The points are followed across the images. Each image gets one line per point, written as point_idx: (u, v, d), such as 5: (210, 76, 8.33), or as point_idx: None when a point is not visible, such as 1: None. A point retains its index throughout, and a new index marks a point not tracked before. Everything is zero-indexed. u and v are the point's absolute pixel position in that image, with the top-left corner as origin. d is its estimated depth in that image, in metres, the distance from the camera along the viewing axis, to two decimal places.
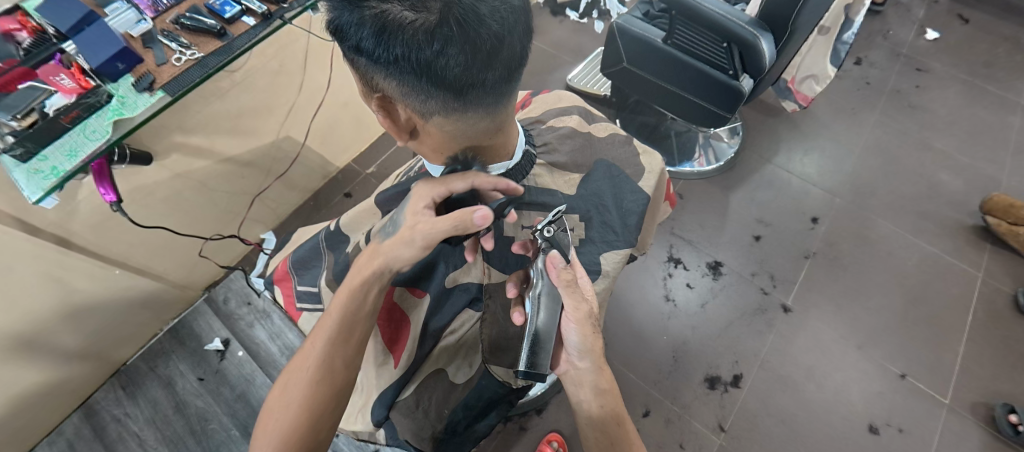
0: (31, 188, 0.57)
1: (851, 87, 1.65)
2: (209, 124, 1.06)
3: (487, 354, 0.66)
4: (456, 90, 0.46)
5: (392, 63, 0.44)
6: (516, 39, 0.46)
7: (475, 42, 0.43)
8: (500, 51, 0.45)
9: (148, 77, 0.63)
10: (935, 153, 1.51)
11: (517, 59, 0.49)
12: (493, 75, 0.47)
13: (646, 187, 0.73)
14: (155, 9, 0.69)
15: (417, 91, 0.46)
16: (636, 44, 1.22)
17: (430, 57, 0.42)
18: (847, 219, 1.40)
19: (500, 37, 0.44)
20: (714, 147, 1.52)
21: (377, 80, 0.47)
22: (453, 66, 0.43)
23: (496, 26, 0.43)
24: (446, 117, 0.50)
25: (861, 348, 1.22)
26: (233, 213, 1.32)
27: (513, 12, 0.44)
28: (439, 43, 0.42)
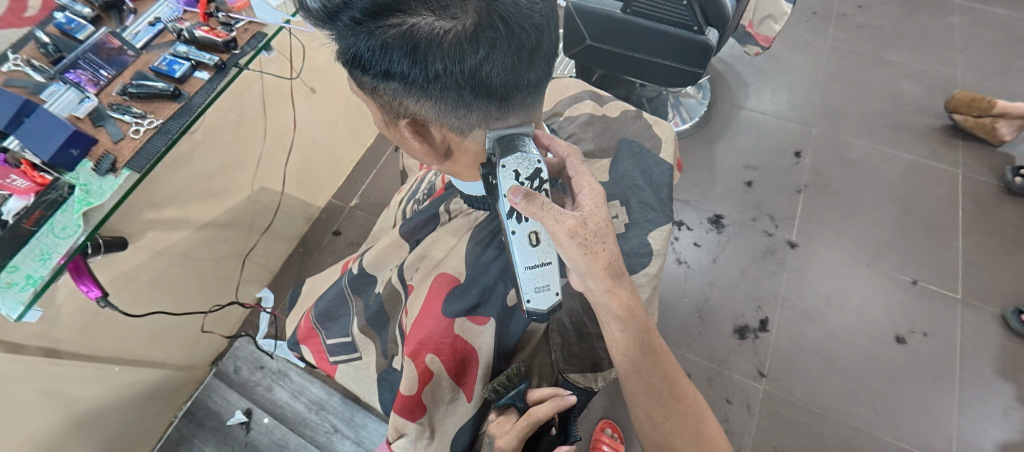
0: (9, 305, 0.53)
1: (800, 20, 1.69)
2: (179, 193, 0.99)
3: (562, 364, 0.65)
4: (500, 95, 0.46)
5: (432, 81, 0.43)
6: (552, 32, 0.47)
7: (519, 40, 0.42)
8: (539, 46, 0.45)
9: (108, 157, 0.58)
10: (892, 66, 1.57)
11: (552, 55, 0.49)
12: (532, 74, 0.47)
13: (668, 157, 0.73)
14: (97, 84, 0.62)
15: (459, 105, 0.46)
16: (595, 19, 1.21)
17: (475, 65, 0.42)
18: (828, 146, 1.44)
19: (540, 29, 0.44)
20: (686, 105, 1.53)
21: (411, 104, 0.46)
22: (497, 71, 0.43)
23: (537, 19, 0.43)
24: (486, 127, 0.50)
25: (870, 266, 1.26)
26: (224, 279, 1.25)
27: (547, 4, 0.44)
28: (484, 48, 0.41)
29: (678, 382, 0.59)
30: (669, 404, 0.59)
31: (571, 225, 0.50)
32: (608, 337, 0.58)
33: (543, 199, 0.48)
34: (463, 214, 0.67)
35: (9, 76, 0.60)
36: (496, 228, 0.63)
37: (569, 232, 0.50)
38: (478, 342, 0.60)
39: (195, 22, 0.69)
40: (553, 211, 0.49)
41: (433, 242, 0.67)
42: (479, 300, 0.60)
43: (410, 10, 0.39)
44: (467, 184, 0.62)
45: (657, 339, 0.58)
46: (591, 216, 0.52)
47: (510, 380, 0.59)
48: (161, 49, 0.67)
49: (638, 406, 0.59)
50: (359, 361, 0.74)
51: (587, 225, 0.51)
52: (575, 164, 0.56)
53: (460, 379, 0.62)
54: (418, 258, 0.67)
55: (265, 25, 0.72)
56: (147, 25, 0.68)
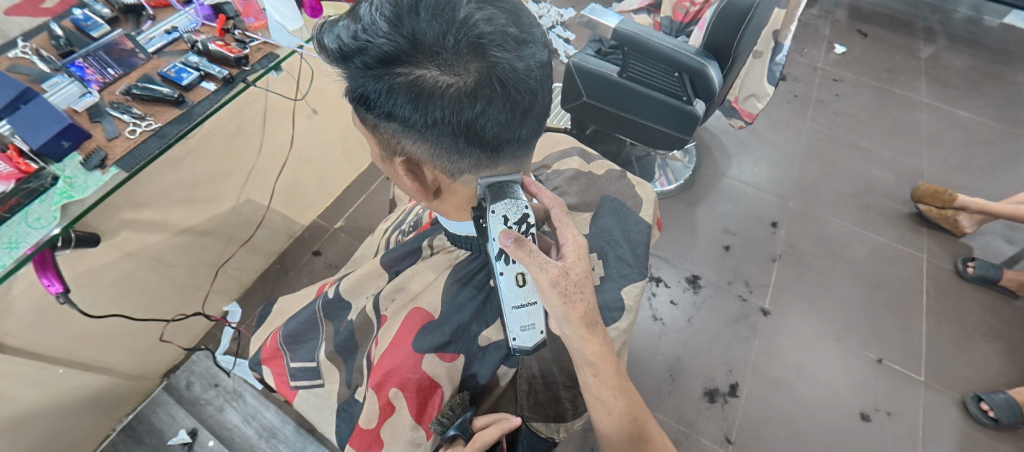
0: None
1: (782, 100, 1.81)
2: (162, 195, 0.99)
3: (527, 411, 0.65)
4: (492, 146, 0.48)
5: (430, 126, 0.45)
6: (545, 95, 0.50)
7: (513, 100, 0.45)
8: (530, 107, 0.48)
9: (99, 153, 0.58)
10: (864, 152, 1.67)
11: (543, 115, 0.52)
12: (522, 130, 0.49)
13: (647, 217, 0.75)
14: (103, 80, 0.64)
15: (453, 151, 0.48)
16: (594, 78, 1.29)
17: (472, 117, 0.44)
18: (803, 220, 1.51)
19: (534, 93, 0.47)
20: (672, 167, 1.61)
21: (408, 144, 0.48)
22: (492, 124, 0.45)
23: (531, 84, 0.46)
24: (477, 173, 0.52)
25: (838, 340, 1.29)
26: (193, 288, 1.22)
27: (544, 70, 0.48)
28: (480, 103, 0.43)
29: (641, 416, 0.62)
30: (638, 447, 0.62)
31: (553, 274, 0.50)
32: (596, 411, 0.59)
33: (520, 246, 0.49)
34: (445, 250, 0.67)
35: (15, 62, 0.62)
36: (478, 267, 0.64)
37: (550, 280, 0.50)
38: (444, 379, 0.60)
39: (211, 35, 0.73)
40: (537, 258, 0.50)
41: (413, 275, 0.67)
42: (450, 337, 0.60)
43: (417, 62, 0.42)
44: (454, 222, 0.62)
45: (642, 409, 0.61)
46: (572, 267, 0.52)
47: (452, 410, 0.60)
48: (173, 56, 0.70)
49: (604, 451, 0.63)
50: (322, 389, 0.70)
51: (568, 274, 0.52)
52: (559, 215, 0.57)
53: (421, 416, 0.61)
54: (395, 290, 0.67)
55: (278, 47, 0.76)
56: (164, 33, 0.72)
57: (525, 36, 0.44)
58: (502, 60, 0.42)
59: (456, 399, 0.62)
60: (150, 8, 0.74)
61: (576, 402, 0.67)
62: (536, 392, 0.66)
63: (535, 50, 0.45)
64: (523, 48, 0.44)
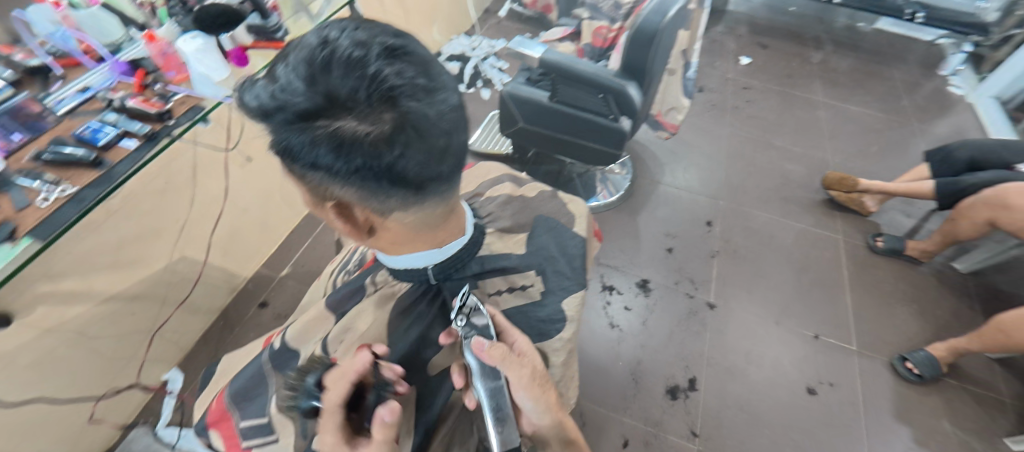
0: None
1: (702, 110, 1.97)
2: (84, 262, 0.93)
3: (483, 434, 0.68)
4: (416, 185, 0.50)
5: (353, 172, 0.46)
6: (459, 134, 0.51)
7: (430, 142, 0.47)
8: (449, 146, 0.50)
9: (9, 224, 0.57)
10: (778, 149, 1.84)
11: (464, 150, 0.54)
12: (445, 168, 0.51)
13: (581, 231, 0.79)
14: (9, 148, 0.64)
15: (379, 193, 0.49)
16: (526, 104, 1.35)
17: (391, 162, 0.45)
18: (733, 216, 1.63)
19: (449, 133, 0.48)
20: (612, 180, 1.69)
21: (336, 190, 0.49)
22: (412, 167, 0.47)
23: (446, 126, 0.47)
24: (406, 210, 0.53)
25: (779, 323, 1.38)
26: (126, 358, 1.13)
27: (457, 112, 0.49)
28: (397, 148, 0.45)
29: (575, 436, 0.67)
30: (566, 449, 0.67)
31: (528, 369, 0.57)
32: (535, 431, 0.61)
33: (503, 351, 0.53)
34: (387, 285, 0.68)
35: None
36: (419, 297, 0.65)
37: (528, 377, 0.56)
38: (399, 414, 0.59)
39: (129, 92, 0.75)
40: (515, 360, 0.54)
41: (359, 313, 0.66)
42: (400, 369, 0.59)
43: (335, 115, 0.44)
44: (391, 258, 0.65)
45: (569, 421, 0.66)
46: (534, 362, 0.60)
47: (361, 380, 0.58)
48: (88, 115, 0.71)
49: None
50: (275, 444, 0.66)
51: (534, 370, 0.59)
52: (503, 319, 0.62)
53: None
54: (342, 331, 0.65)
55: (203, 98, 0.78)
56: (76, 93, 0.73)
57: (435, 83, 0.46)
58: (413, 107, 0.44)
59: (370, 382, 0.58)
60: (59, 69, 0.76)
61: None
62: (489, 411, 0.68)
63: (447, 95, 0.47)
64: (435, 95, 0.46)
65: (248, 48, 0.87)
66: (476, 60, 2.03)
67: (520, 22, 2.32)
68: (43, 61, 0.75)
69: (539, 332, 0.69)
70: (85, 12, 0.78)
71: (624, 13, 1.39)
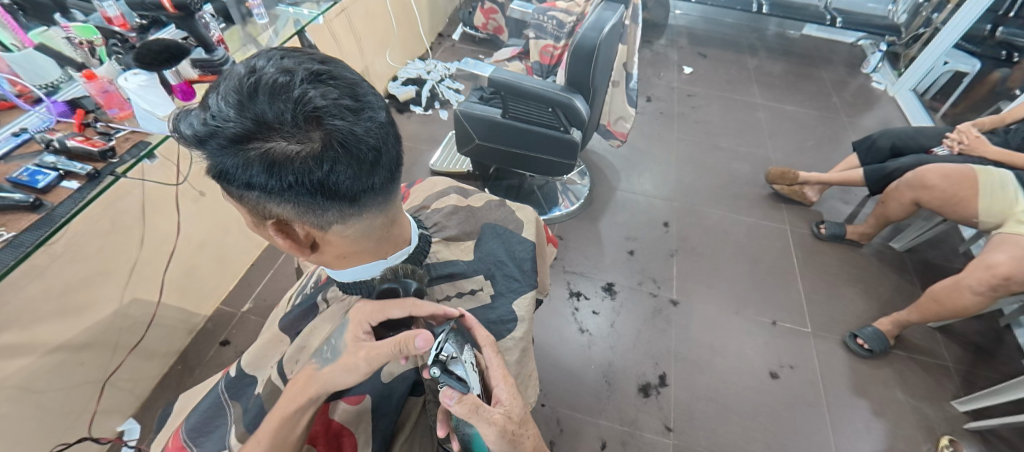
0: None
1: (651, 118, 2.07)
2: (26, 311, 0.89)
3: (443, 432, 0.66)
4: (350, 198, 0.52)
5: (287, 189, 0.48)
6: (391, 149, 0.54)
7: (359, 157, 0.49)
8: (381, 160, 0.52)
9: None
10: (724, 150, 1.95)
11: (398, 163, 0.56)
12: (379, 180, 0.53)
13: (530, 235, 0.82)
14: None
15: (315, 208, 0.51)
16: (480, 121, 1.40)
17: (322, 177, 0.48)
18: (688, 216, 1.70)
19: (378, 148, 0.51)
20: (573, 189, 1.75)
21: (273, 207, 0.51)
22: (344, 181, 0.49)
23: (374, 142, 0.50)
24: (345, 223, 0.55)
25: (739, 313, 1.44)
26: (77, 412, 1.07)
27: (386, 128, 0.52)
28: (327, 164, 0.47)
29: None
30: None
31: (499, 423, 0.53)
32: None
33: (475, 401, 0.51)
34: (339, 300, 0.70)
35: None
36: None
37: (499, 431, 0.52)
38: (354, 423, 0.61)
39: (69, 132, 0.74)
40: (487, 412, 0.51)
41: (313, 332, 0.68)
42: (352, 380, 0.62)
43: (266, 138, 0.46)
44: (340, 272, 0.65)
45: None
46: (512, 410, 0.55)
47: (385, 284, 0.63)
48: (25, 158, 0.70)
49: None
50: None
51: (511, 417, 0.54)
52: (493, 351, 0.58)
53: None
54: (297, 350, 0.67)
55: (148, 134, 0.79)
56: (11, 136, 0.72)
57: (362, 102, 0.49)
58: (339, 126, 0.47)
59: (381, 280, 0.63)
60: None
61: None
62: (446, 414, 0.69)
63: (374, 112, 0.50)
64: (361, 114, 0.48)
65: (194, 81, 0.85)
66: (432, 83, 2.06)
67: (473, 45, 2.39)
68: None
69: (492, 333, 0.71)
70: (17, 53, 0.78)
71: (567, 31, 1.43)
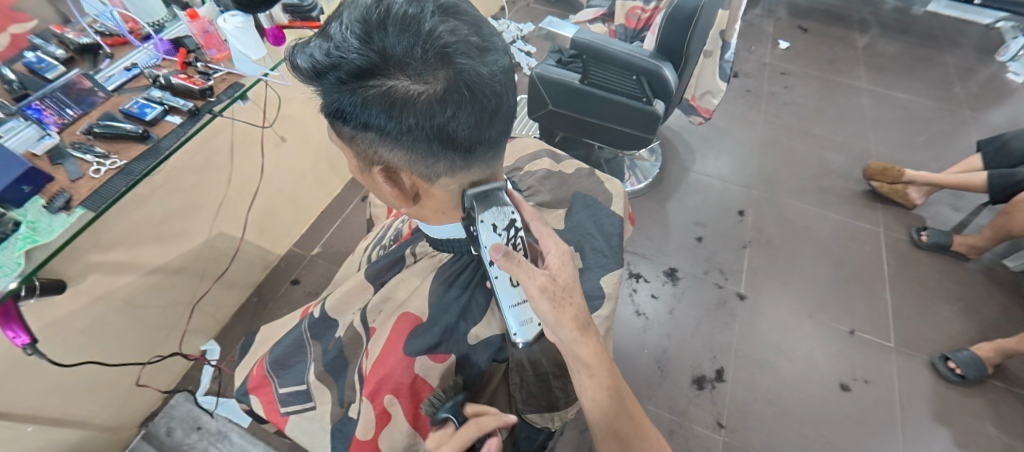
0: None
1: (736, 96, 1.91)
2: (131, 235, 0.98)
3: (522, 404, 0.64)
4: (465, 148, 0.49)
5: (405, 133, 0.46)
6: (508, 98, 0.51)
7: (481, 103, 0.46)
8: (498, 109, 0.49)
9: (63, 195, 0.62)
10: (817, 138, 1.77)
11: (509, 115, 0.53)
12: (492, 131, 0.51)
13: (619, 210, 0.76)
14: (61, 121, 0.67)
15: (428, 156, 0.49)
16: (556, 87, 1.34)
17: (443, 122, 0.45)
18: (766, 206, 1.58)
19: (499, 95, 0.48)
20: (640, 167, 1.66)
21: (385, 152, 0.49)
22: (463, 128, 0.47)
23: (496, 87, 0.47)
24: (453, 175, 0.53)
25: (812, 316, 1.34)
26: (169, 329, 1.18)
27: (506, 75, 0.49)
28: (450, 108, 0.45)
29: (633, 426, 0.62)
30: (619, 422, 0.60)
31: (540, 281, 0.51)
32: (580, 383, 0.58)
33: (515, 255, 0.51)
34: (428, 256, 0.67)
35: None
36: (462, 268, 0.64)
37: (540, 287, 0.51)
38: (437, 380, 0.59)
39: (173, 69, 0.77)
40: (526, 267, 0.51)
41: (399, 284, 0.67)
42: (439, 339, 0.59)
43: (389, 75, 0.43)
44: (433, 228, 0.63)
45: (622, 388, 0.60)
46: (558, 275, 0.54)
47: (444, 393, 0.57)
48: (134, 91, 0.74)
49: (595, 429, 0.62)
50: (312, 412, 0.68)
51: (556, 281, 0.53)
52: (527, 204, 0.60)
53: (417, 420, 0.59)
54: (383, 300, 0.66)
55: (242, 76, 0.80)
56: (123, 70, 0.76)
57: (486, 43, 0.46)
58: (468, 66, 0.44)
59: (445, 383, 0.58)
60: (107, 47, 0.78)
61: (568, 391, 0.65)
62: (527, 383, 0.63)
63: (497, 56, 0.47)
64: (486, 55, 0.46)
65: (284, 27, 0.88)
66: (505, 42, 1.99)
67: (550, 5, 2.28)
68: (93, 40, 0.77)
69: None
70: None
71: None
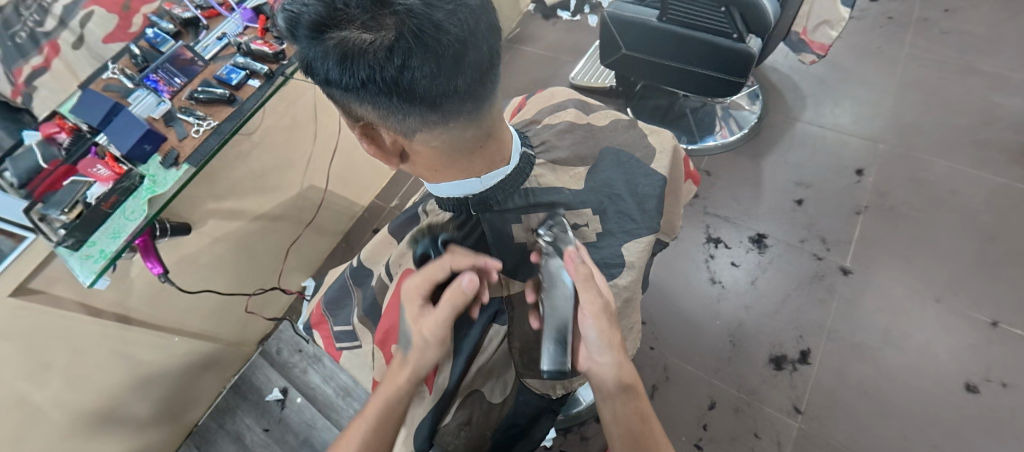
0: (86, 272, 0.69)
1: (872, 26, 1.54)
2: (237, 187, 1.14)
3: (521, 368, 0.64)
4: (432, 102, 0.43)
5: (362, 87, 0.42)
6: (481, 42, 0.43)
7: (437, 50, 0.40)
8: (465, 57, 0.42)
9: (173, 152, 0.73)
10: (983, 76, 1.38)
11: (490, 62, 0.46)
12: (465, 82, 0.44)
13: (661, 168, 0.69)
14: (171, 89, 0.76)
15: (393, 111, 0.44)
16: (632, 27, 1.21)
17: (395, 74, 0.40)
18: (896, 165, 1.30)
19: (462, 41, 0.41)
20: (735, 116, 1.45)
21: (357, 108, 0.46)
22: (420, 80, 0.41)
23: (456, 31, 0.40)
24: (430, 131, 0.48)
25: (940, 301, 1.11)
26: (272, 268, 1.38)
27: (476, 15, 0.42)
28: (400, 57, 0.39)
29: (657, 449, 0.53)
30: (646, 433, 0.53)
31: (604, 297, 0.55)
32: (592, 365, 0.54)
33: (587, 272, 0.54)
34: (435, 215, 0.68)
35: (108, 81, 0.76)
36: (459, 228, 0.64)
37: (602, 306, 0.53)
38: None
39: (253, 35, 0.84)
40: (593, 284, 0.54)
41: (411, 244, 0.68)
42: (437, 294, 0.61)
43: (335, 23, 0.39)
44: (437, 186, 0.61)
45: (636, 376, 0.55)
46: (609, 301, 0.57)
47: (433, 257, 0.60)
48: (225, 59, 0.82)
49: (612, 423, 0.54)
50: (359, 349, 0.75)
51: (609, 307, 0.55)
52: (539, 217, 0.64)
53: (423, 373, 0.62)
54: (400, 255, 0.68)
55: None
56: (216, 40, 0.84)
57: None
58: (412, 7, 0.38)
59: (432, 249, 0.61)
60: (205, 19, 0.86)
61: None
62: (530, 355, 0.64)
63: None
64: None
65: None
66: None
67: None
68: (193, 13, 0.85)
69: None
70: None
71: None
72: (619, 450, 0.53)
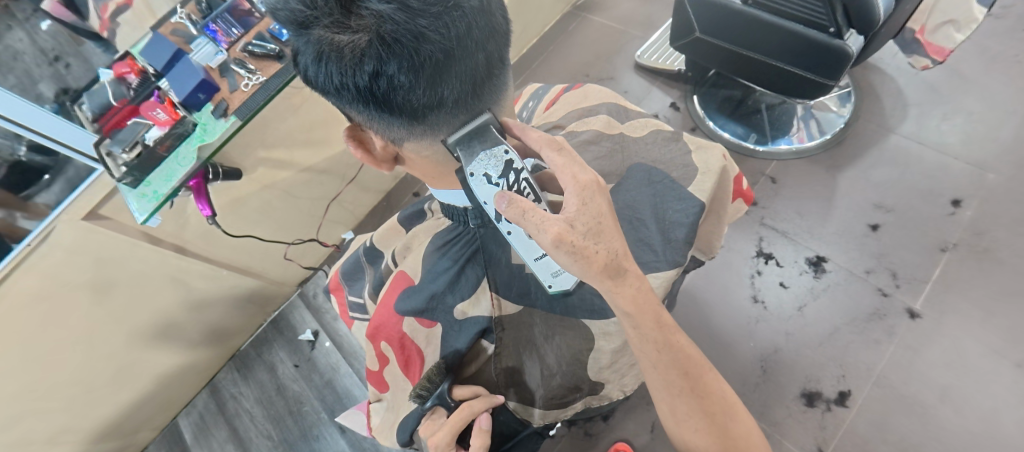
0: (142, 210, 0.74)
1: (1013, 28, 1.29)
2: (287, 139, 1.17)
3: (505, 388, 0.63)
4: (412, 112, 0.43)
5: (341, 90, 0.42)
6: (470, 50, 0.41)
7: (412, 59, 0.38)
8: (447, 66, 0.40)
9: (222, 104, 0.73)
10: None
11: (483, 72, 0.43)
12: (448, 92, 0.42)
13: (699, 193, 0.64)
14: (228, 40, 0.76)
15: (374, 116, 0.44)
16: (711, 9, 1.07)
17: (368, 82, 0.39)
18: (1004, 201, 1.11)
19: (444, 51, 0.39)
20: (818, 118, 1.28)
21: (345, 108, 0.46)
22: (396, 89, 0.40)
23: (436, 38, 0.38)
24: (418, 139, 0.47)
25: (1021, 367, 0.97)
26: (315, 218, 1.43)
27: (465, 21, 0.39)
28: (371, 64, 0.38)
29: (731, 428, 0.51)
30: (707, 410, 0.50)
31: (559, 226, 0.43)
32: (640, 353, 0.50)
33: (523, 206, 0.43)
34: (436, 216, 0.68)
35: (175, 26, 0.76)
36: (456, 237, 0.63)
37: (556, 235, 0.43)
38: (426, 344, 0.61)
39: None
40: (537, 218, 0.43)
41: (421, 236, 0.68)
42: (425, 305, 0.61)
43: (311, 21, 0.38)
44: (441, 192, 0.59)
45: (692, 358, 0.51)
46: (574, 218, 0.44)
47: (430, 382, 0.59)
48: None
49: (671, 406, 0.51)
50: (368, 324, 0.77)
51: (574, 226, 0.44)
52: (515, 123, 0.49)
53: (407, 369, 0.63)
54: (405, 249, 0.69)
55: None
56: None
57: None
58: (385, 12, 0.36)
59: (432, 369, 0.60)
60: None
61: (557, 392, 0.63)
62: (512, 373, 0.62)
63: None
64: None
65: None
66: None
67: None
68: None
69: (594, 306, 0.61)
70: None
71: None
72: (688, 424, 0.51)
